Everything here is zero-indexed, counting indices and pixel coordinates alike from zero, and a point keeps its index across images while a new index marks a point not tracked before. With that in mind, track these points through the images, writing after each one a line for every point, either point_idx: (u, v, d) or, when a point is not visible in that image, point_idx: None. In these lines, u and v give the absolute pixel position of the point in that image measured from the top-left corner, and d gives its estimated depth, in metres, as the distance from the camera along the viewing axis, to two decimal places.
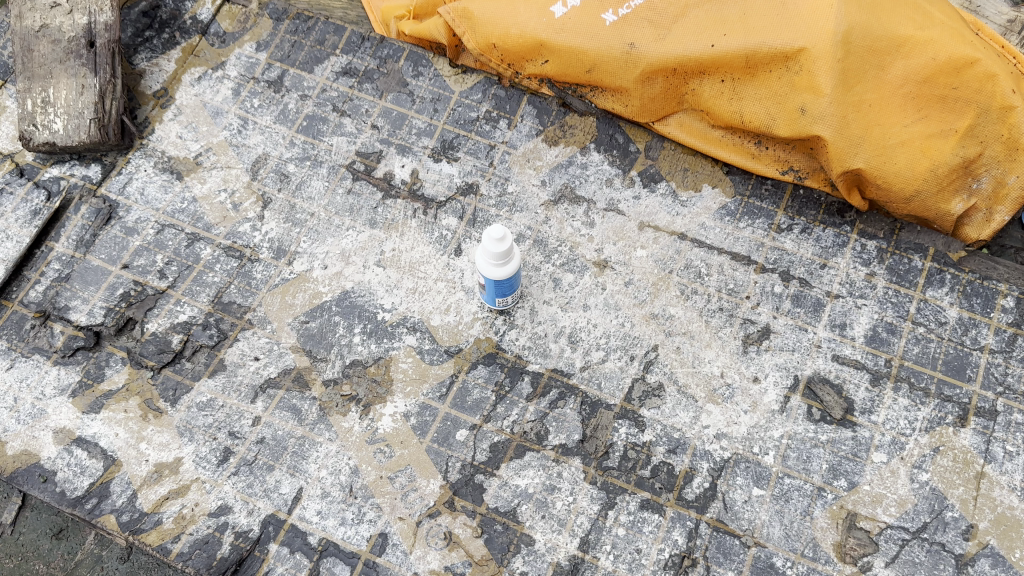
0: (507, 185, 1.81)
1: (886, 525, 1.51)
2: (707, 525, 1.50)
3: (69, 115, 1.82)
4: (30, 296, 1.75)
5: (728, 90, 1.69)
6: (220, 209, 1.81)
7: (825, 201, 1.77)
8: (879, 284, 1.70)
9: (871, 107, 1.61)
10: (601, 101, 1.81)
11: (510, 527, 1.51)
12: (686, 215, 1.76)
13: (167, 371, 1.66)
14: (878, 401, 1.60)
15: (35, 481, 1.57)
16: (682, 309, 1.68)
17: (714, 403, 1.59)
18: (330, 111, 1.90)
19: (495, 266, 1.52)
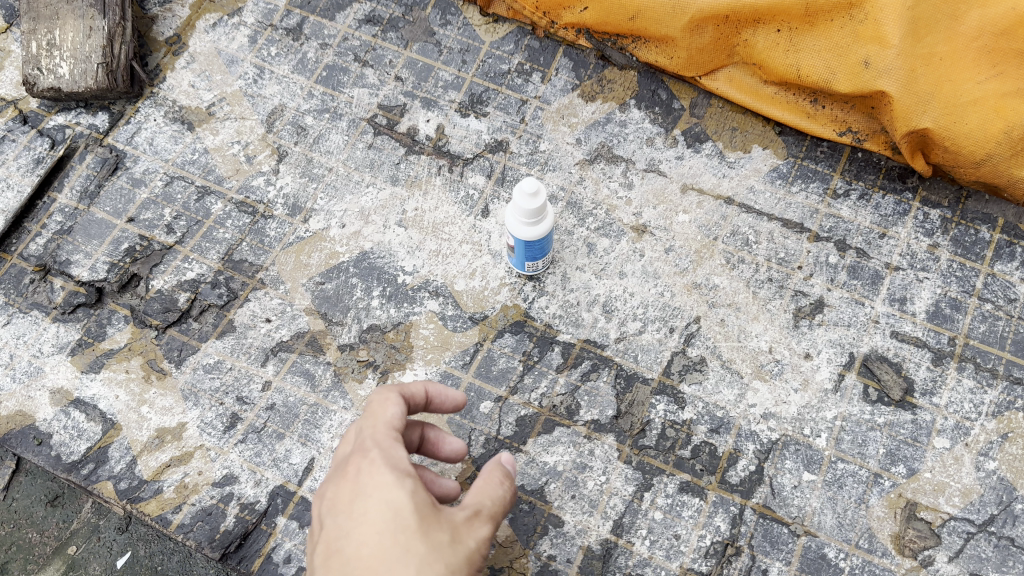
0: (539, 142, 1.69)
1: (949, 516, 1.38)
2: (752, 511, 1.38)
3: (75, 60, 1.71)
4: (31, 249, 1.64)
5: (784, 41, 1.55)
6: (232, 162, 1.69)
7: (885, 165, 1.64)
8: (942, 257, 1.57)
9: (941, 61, 1.45)
10: (643, 53, 1.68)
11: (538, 507, 1.38)
12: (733, 178, 1.63)
13: (173, 331, 1.55)
14: (940, 382, 1.47)
15: (30, 443, 1.47)
16: (727, 279, 1.55)
17: (761, 379, 1.47)
18: (351, 61, 1.78)
19: (527, 227, 1.40)
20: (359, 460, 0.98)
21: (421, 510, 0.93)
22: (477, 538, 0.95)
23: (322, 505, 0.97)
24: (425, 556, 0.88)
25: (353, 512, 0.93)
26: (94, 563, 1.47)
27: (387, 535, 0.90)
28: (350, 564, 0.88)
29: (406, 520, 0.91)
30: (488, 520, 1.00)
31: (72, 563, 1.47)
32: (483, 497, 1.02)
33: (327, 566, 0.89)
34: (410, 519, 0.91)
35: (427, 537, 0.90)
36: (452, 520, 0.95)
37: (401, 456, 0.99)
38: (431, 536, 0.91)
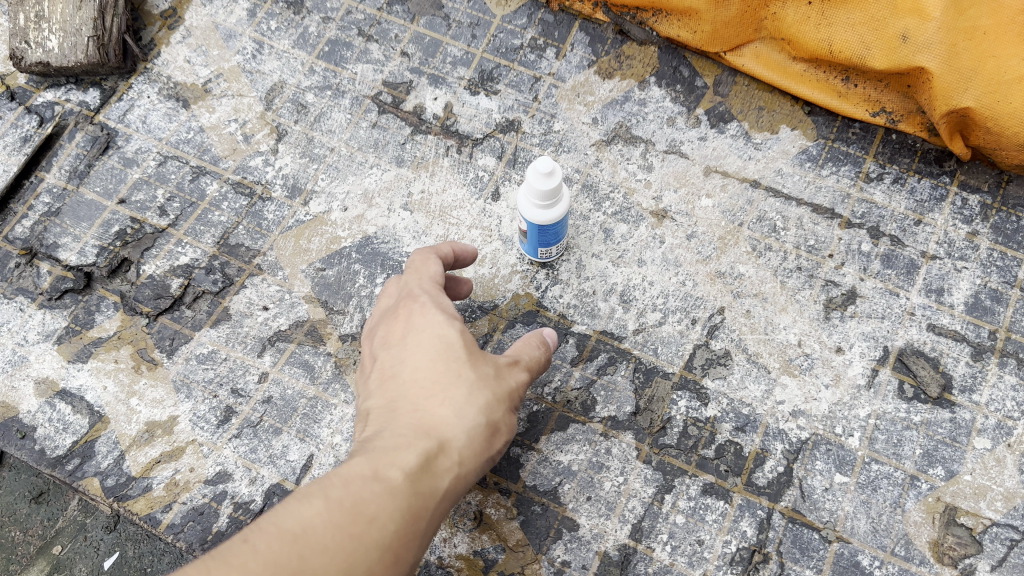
0: (553, 122, 1.60)
1: (992, 522, 1.28)
2: (781, 515, 1.29)
3: (65, 33, 1.62)
4: (16, 232, 1.56)
5: (815, 14, 1.45)
6: (229, 141, 1.60)
7: (921, 148, 1.54)
8: (982, 246, 1.47)
9: (985, 35, 1.34)
10: (664, 27, 1.58)
11: (551, 509, 1.30)
12: (760, 160, 1.54)
13: (165, 319, 1.47)
14: (981, 378, 1.38)
15: (12, 437, 1.39)
16: (753, 268, 1.46)
17: (789, 375, 1.38)
18: (355, 36, 1.69)
19: (540, 211, 1.30)
20: (410, 302, 1.08)
21: (469, 344, 1.04)
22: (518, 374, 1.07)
23: (374, 341, 1.09)
24: (471, 387, 1.00)
25: (406, 344, 1.04)
26: (80, 564, 1.38)
27: (438, 365, 1.01)
28: (405, 386, 1.01)
29: (456, 354, 1.02)
30: (530, 360, 1.12)
31: (57, 564, 1.39)
32: (525, 346, 1.13)
33: (384, 388, 1.02)
34: (459, 350, 1.03)
35: (474, 367, 1.02)
36: (497, 360, 1.06)
37: (449, 302, 1.09)
38: (478, 368, 1.02)
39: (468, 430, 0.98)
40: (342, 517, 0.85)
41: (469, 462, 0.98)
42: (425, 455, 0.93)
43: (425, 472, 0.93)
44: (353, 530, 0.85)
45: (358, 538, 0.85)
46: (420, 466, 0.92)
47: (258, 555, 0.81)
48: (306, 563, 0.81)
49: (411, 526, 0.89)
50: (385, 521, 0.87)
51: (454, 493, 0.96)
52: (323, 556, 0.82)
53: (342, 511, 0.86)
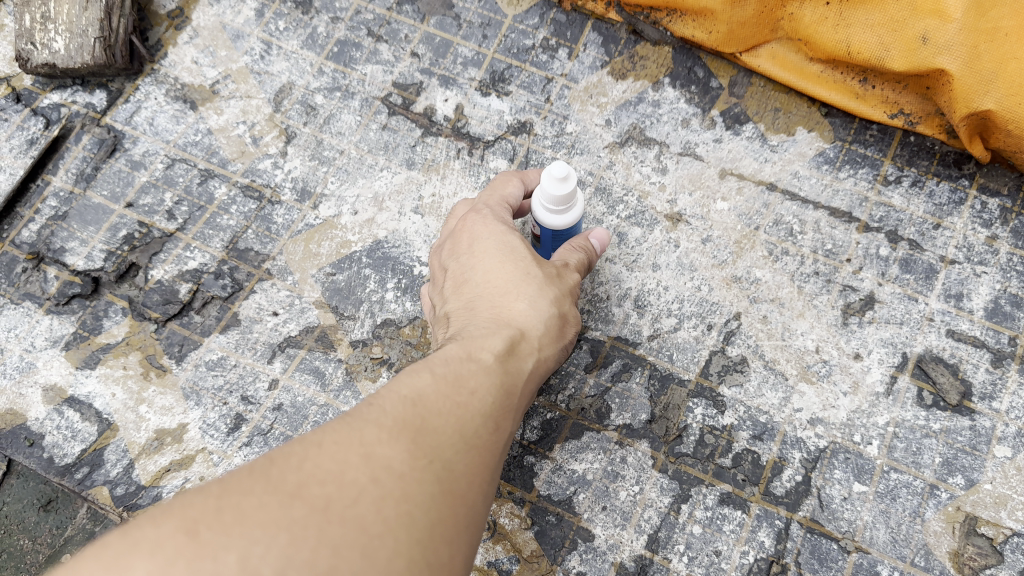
0: (565, 124, 1.57)
1: (1013, 532, 1.26)
2: (799, 525, 1.27)
3: (71, 34, 1.59)
4: (23, 236, 1.54)
5: (833, 14, 1.43)
6: (238, 143, 1.58)
7: (939, 151, 1.52)
8: (1002, 250, 1.45)
9: (1007, 37, 1.32)
10: (679, 28, 1.56)
11: (566, 519, 1.28)
12: (776, 162, 1.51)
13: (174, 324, 1.45)
14: (1001, 386, 1.36)
15: (21, 445, 1.37)
16: (769, 272, 1.44)
17: (807, 382, 1.36)
18: (364, 36, 1.66)
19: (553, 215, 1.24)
20: (472, 215, 1.15)
21: (531, 248, 1.11)
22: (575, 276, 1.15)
23: (443, 255, 1.16)
24: (542, 282, 1.08)
25: (474, 250, 1.11)
26: None
27: (508, 265, 1.08)
28: (480, 288, 1.07)
29: (522, 254, 1.10)
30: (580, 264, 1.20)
31: None
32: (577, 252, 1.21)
33: (460, 293, 1.09)
34: (525, 252, 1.10)
35: (539, 264, 1.10)
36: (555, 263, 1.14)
37: (508, 218, 1.16)
38: (545, 268, 1.09)
39: (543, 321, 1.05)
40: (450, 386, 0.86)
41: (545, 347, 1.04)
42: (510, 339, 0.98)
43: (511, 354, 0.97)
44: (461, 395, 0.86)
45: (466, 404, 0.86)
46: (507, 348, 0.97)
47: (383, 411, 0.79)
48: (429, 421, 0.80)
49: (507, 400, 0.92)
50: (485, 394, 0.89)
51: (534, 377, 1.01)
52: (442, 417, 0.82)
53: (446, 383, 0.86)
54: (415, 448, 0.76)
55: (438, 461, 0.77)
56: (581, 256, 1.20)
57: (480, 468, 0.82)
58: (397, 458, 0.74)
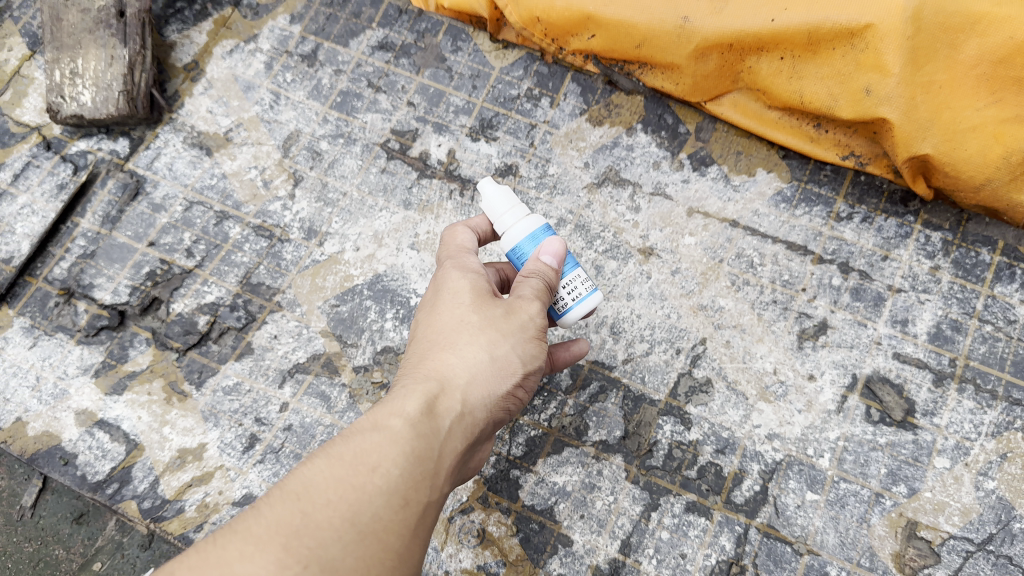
0: (548, 166, 1.73)
1: (949, 535, 1.41)
2: (757, 530, 1.41)
3: (96, 87, 1.76)
4: (55, 273, 1.70)
5: (787, 68, 1.58)
6: (250, 187, 1.74)
7: (887, 188, 1.66)
8: (943, 279, 1.60)
9: (941, 89, 1.49)
10: (650, 79, 1.71)
11: (547, 527, 1.43)
12: (738, 201, 1.67)
13: (193, 353, 1.60)
14: (941, 403, 1.51)
15: (56, 463, 1.52)
16: (732, 301, 1.59)
17: (765, 401, 1.50)
18: (365, 87, 1.82)
19: (505, 227, 1.16)
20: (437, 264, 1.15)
21: (477, 292, 1.07)
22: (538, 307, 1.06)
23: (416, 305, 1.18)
24: (475, 329, 1.03)
25: (428, 299, 1.11)
26: None
27: (446, 315, 1.06)
28: (421, 338, 1.07)
29: (462, 302, 1.07)
30: (543, 291, 1.09)
31: None
32: (545, 278, 1.10)
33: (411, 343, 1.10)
34: (467, 298, 1.07)
35: (480, 308, 1.05)
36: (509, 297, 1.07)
37: (471, 260, 1.14)
38: (483, 312, 1.05)
39: (471, 369, 1.01)
40: (346, 469, 0.88)
41: (476, 396, 1.00)
42: (429, 396, 0.97)
43: (430, 413, 0.96)
44: (356, 475, 0.88)
45: (362, 487, 0.87)
46: (426, 406, 0.95)
47: (263, 516, 0.84)
48: (309, 519, 0.84)
49: (418, 467, 0.92)
50: (388, 467, 0.89)
51: (466, 429, 0.99)
52: (327, 509, 0.85)
53: (345, 463, 0.89)
54: (284, 556, 0.81)
55: (315, 562, 0.81)
56: (536, 283, 1.09)
57: (370, 557, 0.85)
58: (260, 572, 0.79)
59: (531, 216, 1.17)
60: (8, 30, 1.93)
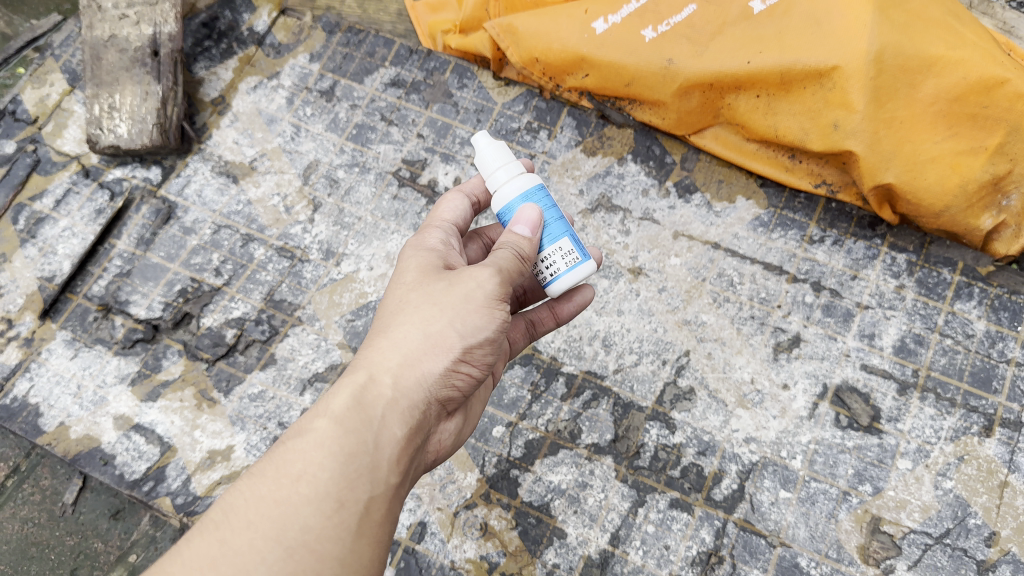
0: (546, 193, 1.88)
1: (909, 529, 1.55)
2: (734, 524, 1.55)
3: (132, 121, 1.90)
4: (94, 290, 1.85)
5: (762, 105, 1.75)
6: (273, 212, 1.90)
7: (857, 214, 1.82)
8: (908, 296, 1.75)
9: (902, 124, 1.64)
10: (639, 114, 1.88)
11: (544, 521, 1.57)
12: (720, 225, 1.82)
13: (221, 363, 1.75)
14: (905, 409, 1.65)
15: (97, 463, 1.67)
16: (714, 316, 1.74)
17: (743, 408, 1.65)
18: (378, 120, 1.99)
19: (496, 183, 1.13)
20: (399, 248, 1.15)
21: (418, 273, 1.05)
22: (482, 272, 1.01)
23: None
24: (411, 312, 1.00)
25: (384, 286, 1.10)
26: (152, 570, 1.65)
27: (387, 301, 1.04)
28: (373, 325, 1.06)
29: (404, 284, 1.05)
30: (514, 262, 1.04)
31: (133, 570, 1.66)
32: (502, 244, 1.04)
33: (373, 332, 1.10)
34: (407, 281, 1.05)
35: (416, 289, 1.03)
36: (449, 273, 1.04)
37: (429, 239, 1.13)
38: (421, 292, 1.02)
39: (405, 354, 0.98)
40: (268, 484, 0.87)
41: (413, 380, 0.97)
42: (356, 388, 0.94)
43: (360, 405, 0.93)
44: (278, 487, 0.87)
45: (283, 501, 0.86)
46: (353, 400, 0.93)
47: (185, 552, 0.83)
48: (230, 544, 0.83)
49: (349, 463, 0.89)
50: (313, 472, 0.87)
51: (407, 415, 0.96)
52: (247, 532, 0.84)
53: (267, 482, 0.87)
54: None
55: None
56: (506, 254, 1.03)
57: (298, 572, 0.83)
58: None
59: (525, 176, 1.13)
60: (49, 67, 2.09)
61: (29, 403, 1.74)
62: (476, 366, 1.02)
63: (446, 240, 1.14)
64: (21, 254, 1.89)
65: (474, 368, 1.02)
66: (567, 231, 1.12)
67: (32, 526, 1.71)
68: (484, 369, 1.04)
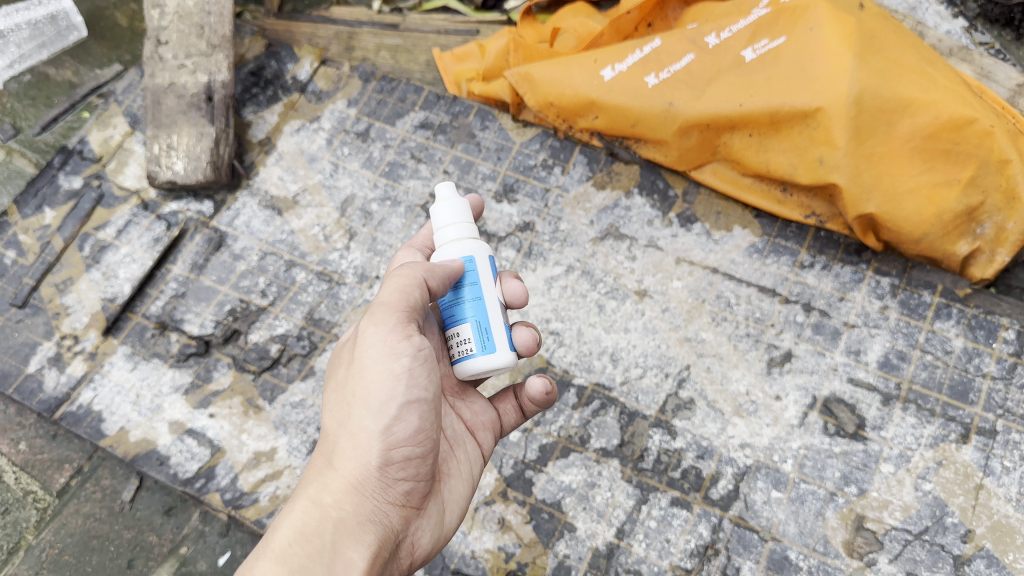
0: (559, 223, 2.07)
1: (891, 527, 1.69)
2: (729, 521, 1.71)
3: (188, 158, 2.10)
4: (151, 310, 2.05)
5: (755, 143, 1.94)
6: (313, 241, 2.10)
7: (844, 242, 1.99)
8: (891, 316, 1.91)
9: (881, 159, 1.81)
10: (644, 151, 2.07)
11: (556, 516, 1.73)
12: (718, 252, 2.00)
13: (266, 374, 1.95)
14: (888, 418, 1.80)
15: (153, 463, 1.85)
16: (712, 334, 1.91)
17: (739, 416, 1.81)
18: (409, 158, 2.20)
19: (443, 238, 1.30)
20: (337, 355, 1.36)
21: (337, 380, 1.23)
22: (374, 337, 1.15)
23: None
24: (337, 423, 1.17)
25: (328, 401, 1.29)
26: (202, 561, 1.83)
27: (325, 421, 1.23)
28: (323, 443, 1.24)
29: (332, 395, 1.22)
30: (416, 292, 1.18)
31: (184, 560, 1.84)
32: (385, 282, 1.19)
33: None
34: (333, 391, 1.23)
35: (336, 399, 1.19)
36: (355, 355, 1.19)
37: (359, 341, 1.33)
38: (339, 394, 1.19)
39: (338, 467, 1.14)
40: None
41: (351, 494, 1.13)
42: (303, 521, 1.10)
43: (308, 534, 1.08)
44: None
45: None
46: (299, 534, 1.08)
47: None
48: None
49: None
50: None
51: (357, 529, 1.11)
52: None
53: None
54: None
55: None
56: (410, 286, 1.17)
57: None
58: None
59: (470, 240, 1.28)
60: (113, 111, 2.31)
61: (93, 410, 1.92)
62: (412, 448, 1.15)
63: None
64: (86, 278, 2.08)
65: (410, 453, 1.15)
66: (478, 317, 1.24)
67: (93, 520, 1.89)
68: (426, 446, 1.16)
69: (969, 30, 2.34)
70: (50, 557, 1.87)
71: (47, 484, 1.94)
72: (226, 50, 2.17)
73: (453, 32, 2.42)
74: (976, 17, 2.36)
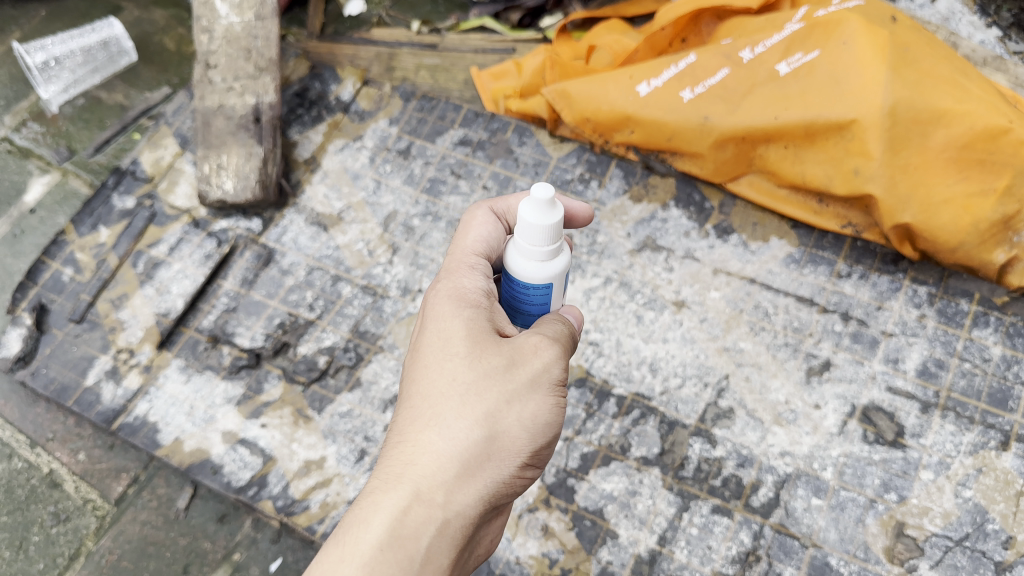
0: (597, 235, 2.10)
1: (932, 533, 1.70)
2: (770, 528, 1.73)
3: (237, 177, 2.16)
4: (203, 324, 2.12)
5: (791, 155, 1.97)
6: (358, 256, 2.17)
7: (881, 252, 2.02)
8: (929, 325, 1.92)
9: (916, 169, 1.82)
10: (680, 164, 2.12)
11: (598, 523, 1.77)
12: (755, 262, 2.03)
13: (315, 385, 2.01)
14: (927, 426, 1.81)
15: (207, 472, 1.91)
16: (751, 343, 1.94)
17: (779, 425, 1.84)
18: (449, 174, 2.26)
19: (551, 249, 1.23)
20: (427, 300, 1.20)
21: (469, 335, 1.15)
22: (549, 352, 1.15)
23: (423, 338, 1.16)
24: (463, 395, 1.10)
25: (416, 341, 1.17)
26: (254, 566, 1.90)
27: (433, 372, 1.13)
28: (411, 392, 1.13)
29: (454, 352, 1.13)
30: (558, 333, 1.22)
31: (237, 566, 1.90)
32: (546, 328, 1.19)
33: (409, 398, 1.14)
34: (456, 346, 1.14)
35: (473, 379, 1.11)
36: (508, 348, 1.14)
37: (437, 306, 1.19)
38: (478, 367, 1.11)
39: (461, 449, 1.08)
40: None
41: (465, 509, 1.07)
42: (416, 506, 1.04)
43: (423, 529, 1.04)
44: None
45: None
46: (416, 527, 1.03)
47: None
48: None
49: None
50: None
51: (451, 545, 1.06)
52: None
53: None
54: None
55: None
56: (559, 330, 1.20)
57: None
58: None
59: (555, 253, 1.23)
60: (163, 132, 2.40)
61: (148, 421, 1.98)
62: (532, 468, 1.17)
63: (488, 240, 1.29)
64: (140, 293, 2.15)
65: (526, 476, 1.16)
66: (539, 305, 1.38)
67: (149, 528, 1.96)
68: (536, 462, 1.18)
69: (1003, 40, 2.36)
70: (109, 563, 1.93)
71: (106, 492, 2.02)
72: (273, 73, 2.25)
73: (491, 52, 2.49)
74: (1010, 26, 2.38)
